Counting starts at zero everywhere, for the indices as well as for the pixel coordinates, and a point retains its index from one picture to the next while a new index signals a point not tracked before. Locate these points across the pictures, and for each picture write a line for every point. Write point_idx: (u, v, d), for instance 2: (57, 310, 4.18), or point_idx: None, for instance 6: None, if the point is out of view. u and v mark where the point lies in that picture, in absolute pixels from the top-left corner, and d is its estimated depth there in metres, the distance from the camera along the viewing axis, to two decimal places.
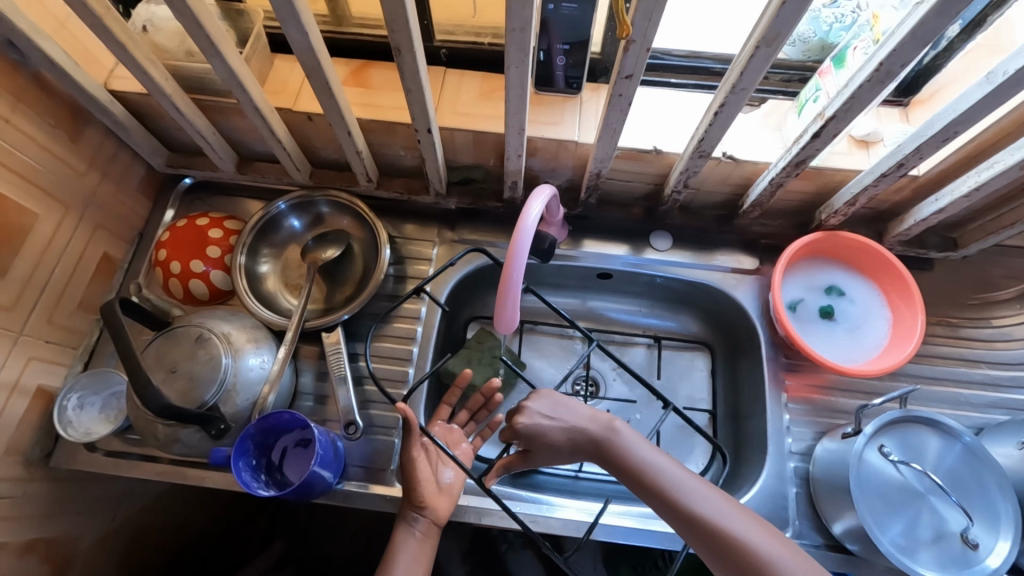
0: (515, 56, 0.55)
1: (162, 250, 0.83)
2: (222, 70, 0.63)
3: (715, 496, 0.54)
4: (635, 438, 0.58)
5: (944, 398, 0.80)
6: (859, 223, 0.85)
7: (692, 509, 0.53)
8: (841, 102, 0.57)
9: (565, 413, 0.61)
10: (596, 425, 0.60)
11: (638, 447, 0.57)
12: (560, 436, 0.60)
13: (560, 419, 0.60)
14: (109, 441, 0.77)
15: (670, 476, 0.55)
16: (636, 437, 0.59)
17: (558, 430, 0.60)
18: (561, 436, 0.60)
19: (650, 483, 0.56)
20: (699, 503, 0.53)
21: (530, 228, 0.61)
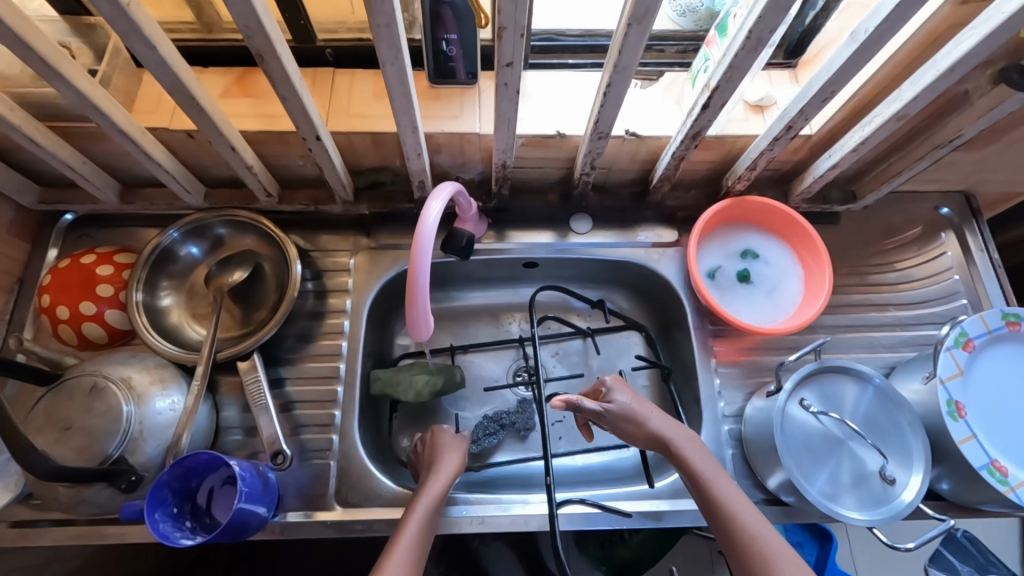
0: (388, 53, 0.52)
1: (45, 296, 0.76)
2: (71, 95, 0.57)
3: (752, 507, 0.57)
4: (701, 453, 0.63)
5: (859, 343, 0.84)
6: (766, 185, 0.87)
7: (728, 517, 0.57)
8: (723, 71, 0.57)
9: (649, 406, 0.66)
10: (672, 427, 0.65)
11: (700, 461, 0.61)
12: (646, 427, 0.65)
13: (641, 406, 0.66)
14: (12, 511, 0.71)
15: (720, 483, 0.59)
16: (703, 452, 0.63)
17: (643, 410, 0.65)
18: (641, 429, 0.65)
19: (701, 487, 0.60)
20: (734, 511, 0.57)
21: (431, 231, 0.59)
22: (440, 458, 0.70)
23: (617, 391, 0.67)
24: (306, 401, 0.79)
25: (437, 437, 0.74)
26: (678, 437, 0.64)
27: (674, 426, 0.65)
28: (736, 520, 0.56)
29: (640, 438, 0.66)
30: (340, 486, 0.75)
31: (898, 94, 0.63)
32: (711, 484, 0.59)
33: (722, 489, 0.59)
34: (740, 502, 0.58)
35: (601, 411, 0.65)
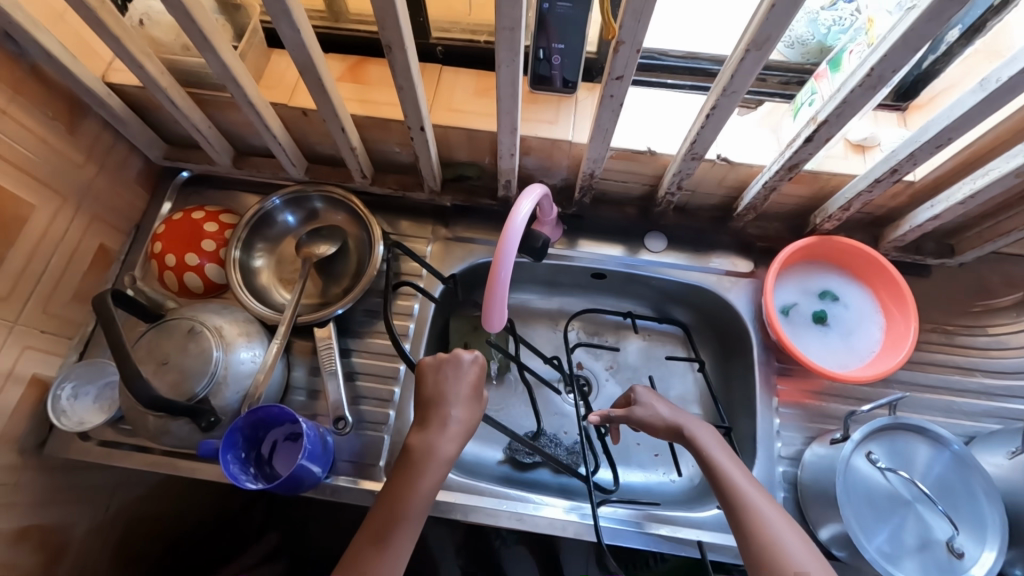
0: (506, 54, 0.55)
1: (158, 243, 0.83)
2: (217, 65, 0.63)
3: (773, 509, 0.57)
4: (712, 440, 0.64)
5: (937, 405, 0.79)
6: (855, 228, 0.84)
7: (751, 519, 0.56)
8: (834, 106, 0.57)
9: (670, 407, 0.68)
10: (695, 425, 0.65)
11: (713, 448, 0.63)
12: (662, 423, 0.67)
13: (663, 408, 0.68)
14: (101, 431, 0.78)
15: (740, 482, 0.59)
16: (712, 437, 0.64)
17: (657, 416, 0.68)
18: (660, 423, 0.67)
19: (724, 490, 0.59)
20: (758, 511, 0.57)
21: (518, 229, 0.61)
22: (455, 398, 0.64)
23: (646, 401, 0.69)
24: (369, 373, 0.84)
25: (451, 364, 0.66)
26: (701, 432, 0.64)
27: (698, 425, 0.65)
28: (758, 525, 0.56)
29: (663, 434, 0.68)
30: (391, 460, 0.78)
31: (1021, 149, 0.59)
32: (734, 484, 0.59)
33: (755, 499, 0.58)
34: (766, 504, 0.57)
35: (627, 415, 0.69)
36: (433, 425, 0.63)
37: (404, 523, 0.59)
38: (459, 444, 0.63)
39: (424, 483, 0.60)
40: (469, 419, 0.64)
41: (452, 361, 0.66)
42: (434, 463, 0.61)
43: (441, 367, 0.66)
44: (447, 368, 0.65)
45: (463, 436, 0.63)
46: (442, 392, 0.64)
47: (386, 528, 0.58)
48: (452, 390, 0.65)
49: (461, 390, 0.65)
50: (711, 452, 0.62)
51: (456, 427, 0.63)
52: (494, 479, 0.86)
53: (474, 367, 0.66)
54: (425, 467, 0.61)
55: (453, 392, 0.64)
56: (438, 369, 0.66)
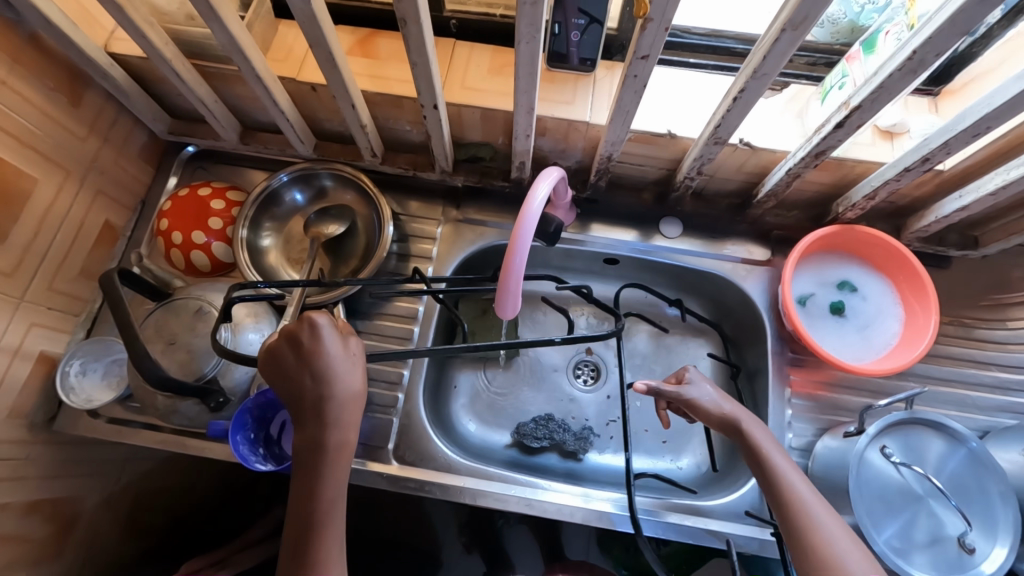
0: (527, 31, 0.52)
1: (164, 219, 0.82)
2: (223, 36, 0.61)
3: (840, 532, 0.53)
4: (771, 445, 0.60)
5: (951, 399, 0.78)
6: (877, 218, 0.82)
7: (811, 538, 0.53)
8: (869, 91, 0.54)
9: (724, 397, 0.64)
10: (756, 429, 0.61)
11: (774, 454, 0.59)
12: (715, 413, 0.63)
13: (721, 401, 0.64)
14: (110, 408, 0.78)
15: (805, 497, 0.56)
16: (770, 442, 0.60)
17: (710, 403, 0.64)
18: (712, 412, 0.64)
19: (785, 501, 0.56)
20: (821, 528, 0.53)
21: (535, 213, 0.60)
22: (324, 381, 0.57)
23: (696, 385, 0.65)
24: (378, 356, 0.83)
25: (307, 343, 0.57)
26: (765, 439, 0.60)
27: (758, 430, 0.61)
28: (824, 543, 0.53)
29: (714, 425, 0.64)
30: (399, 443, 0.78)
31: None
32: (802, 499, 0.55)
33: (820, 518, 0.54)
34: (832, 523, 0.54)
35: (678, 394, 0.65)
36: (314, 417, 0.58)
37: (324, 528, 0.56)
38: (354, 422, 0.59)
39: (330, 479, 0.57)
40: (353, 392, 0.59)
41: (307, 333, 0.57)
42: (333, 457, 0.58)
43: (289, 347, 0.58)
44: (308, 343, 0.57)
45: (353, 413, 0.59)
46: (307, 369, 0.58)
47: (308, 540, 0.56)
48: (317, 373, 0.57)
49: (334, 360, 0.57)
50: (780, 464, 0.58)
51: (343, 410, 0.58)
52: (501, 463, 0.86)
53: (333, 325, 0.59)
54: (324, 464, 0.57)
55: (324, 371, 0.57)
56: (290, 353, 0.58)
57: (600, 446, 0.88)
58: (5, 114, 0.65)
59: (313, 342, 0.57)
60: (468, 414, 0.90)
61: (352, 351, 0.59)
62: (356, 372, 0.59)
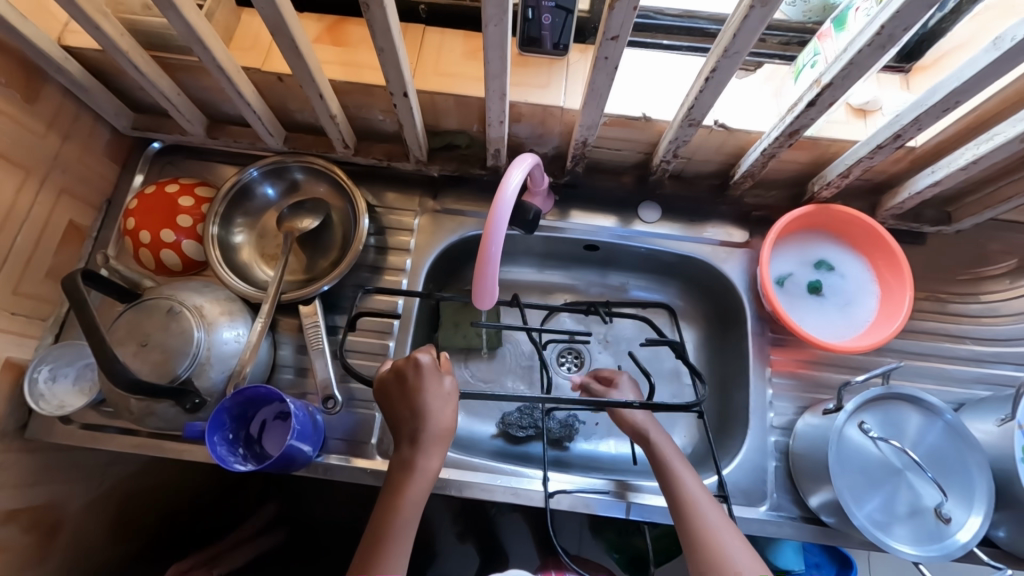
0: (494, 13, 0.51)
1: (131, 218, 0.79)
2: (180, 25, 0.58)
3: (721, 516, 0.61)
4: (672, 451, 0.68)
5: (928, 373, 0.80)
6: (854, 196, 0.83)
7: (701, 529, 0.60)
8: (839, 67, 0.54)
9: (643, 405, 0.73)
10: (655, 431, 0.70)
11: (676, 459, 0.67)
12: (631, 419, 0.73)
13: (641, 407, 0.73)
14: (84, 414, 0.76)
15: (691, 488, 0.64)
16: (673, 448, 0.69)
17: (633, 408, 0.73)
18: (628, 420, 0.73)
19: (679, 498, 0.63)
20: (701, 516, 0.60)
21: (509, 200, 0.59)
22: (420, 409, 0.63)
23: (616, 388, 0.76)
24: (358, 351, 0.82)
25: (409, 376, 0.64)
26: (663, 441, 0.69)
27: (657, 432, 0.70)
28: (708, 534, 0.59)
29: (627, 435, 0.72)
30: (383, 437, 0.78)
31: None
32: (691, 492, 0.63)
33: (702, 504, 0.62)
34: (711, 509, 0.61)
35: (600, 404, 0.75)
36: (410, 438, 0.63)
37: (395, 540, 0.58)
38: (442, 447, 0.63)
39: (410, 493, 0.60)
40: (444, 424, 0.63)
41: (411, 368, 0.64)
42: (413, 473, 0.61)
43: (395, 377, 0.65)
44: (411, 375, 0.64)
45: (442, 444, 0.63)
46: (408, 399, 0.64)
47: (375, 549, 0.58)
48: (416, 402, 0.63)
49: (431, 395, 0.63)
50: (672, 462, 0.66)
51: (434, 434, 0.62)
52: (488, 453, 0.86)
53: (433, 362, 0.66)
54: (408, 481, 0.61)
55: (422, 399, 0.63)
56: (397, 382, 0.65)
57: (586, 433, 0.88)
58: None
59: (409, 370, 0.65)
60: None
61: (446, 388, 0.64)
62: (449, 408, 0.64)
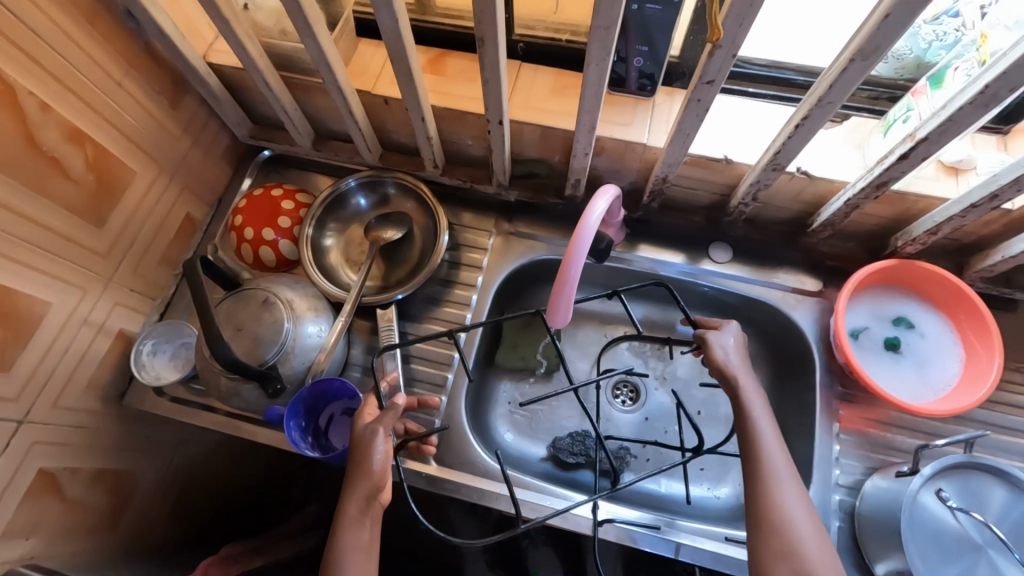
0: (598, 53, 0.55)
1: (238, 216, 0.88)
2: (314, 50, 0.66)
3: (799, 485, 0.56)
4: (731, 349, 0.65)
5: (1015, 449, 0.75)
6: (938, 255, 0.81)
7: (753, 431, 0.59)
8: (937, 124, 0.54)
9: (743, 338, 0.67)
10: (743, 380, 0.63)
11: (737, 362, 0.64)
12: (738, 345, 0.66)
13: (736, 355, 0.65)
14: (175, 388, 0.83)
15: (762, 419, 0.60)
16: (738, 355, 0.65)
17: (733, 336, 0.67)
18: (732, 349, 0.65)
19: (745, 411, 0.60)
20: (767, 456, 0.57)
21: (592, 226, 0.61)
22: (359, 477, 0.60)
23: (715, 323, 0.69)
24: (424, 358, 0.86)
25: (368, 445, 0.61)
26: (745, 372, 0.63)
27: (744, 375, 0.63)
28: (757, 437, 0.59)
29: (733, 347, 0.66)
30: (439, 444, 0.80)
31: None
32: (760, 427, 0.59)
33: (766, 441, 0.58)
34: (775, 440, 0.58)
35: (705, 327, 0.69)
36: (361, 500, 0.60)
37: None
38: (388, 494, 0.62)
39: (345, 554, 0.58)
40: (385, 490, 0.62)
41: (366, 437, 0.62)
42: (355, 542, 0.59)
43: (358, 451, 0.62)
44: (359, 457, 0.61)
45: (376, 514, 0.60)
46: (358, 461, 0.61)
47: None
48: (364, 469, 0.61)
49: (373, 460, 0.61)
50: (746, 392, 0.62)
51: (377, 506, 0.60)
52: (538, 475, 0.87)
53: (387, 419, 0.63)
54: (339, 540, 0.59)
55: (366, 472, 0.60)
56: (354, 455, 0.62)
57: (637, 468, 0.87)
58: (117, 112, 0.72)
59: (373, 437, 0.61)
60: (506, 424, 0.91)
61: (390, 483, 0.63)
62: (388, 492, 0.62)
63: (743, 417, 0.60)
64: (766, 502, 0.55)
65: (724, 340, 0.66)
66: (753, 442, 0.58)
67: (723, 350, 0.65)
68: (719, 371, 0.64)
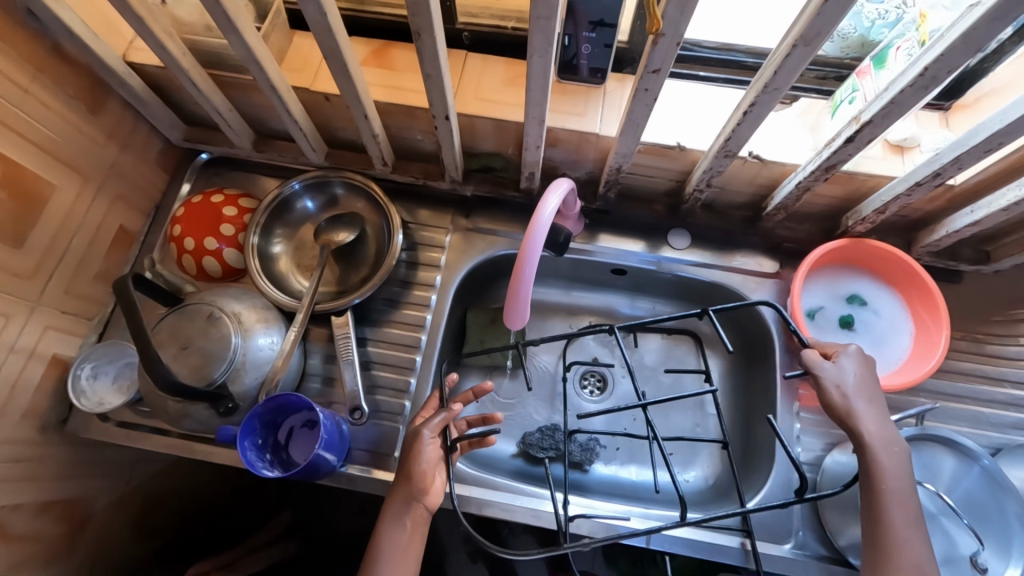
0: (540, 44, 0.53)
1: (178, 226, 0.83)
2: (240, 47, 0.62)
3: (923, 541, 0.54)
4: (860, 397, 0.60)
5: (963, 416, 0.78)
6: (888, 231, 0.82)
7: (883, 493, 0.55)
8: (880, 106, 0.54)
9: (872, 379, 0.61)
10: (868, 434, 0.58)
11: (865, 410, 0.59)
12: (861, 391, 0.60)
13: (861, 400, 0.60)
14: (120, 412, 0.79)
15: (891, 477, 0.56)
16: (871, 406, 0.59)
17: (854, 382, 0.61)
18: (861, 397, 0.59)
19: (873, 469, 0.56)
20: (892, 524, 0.54)
21: (545, 223, 0.60)
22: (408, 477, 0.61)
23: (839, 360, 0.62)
24: (386, 362, 0.83)
25: (416, 444, 0.62)
26: (867, 416, 0.58)
27: (871, 425, 0.58)
28: (891, 502, 0.55)
29: (863, 390, 0.60)
30: None
31: None
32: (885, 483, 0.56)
33: (889, 488, 0.55)
34: (900, 505, 0.55)
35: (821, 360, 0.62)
36: (405, 499, 0.61)
37: None
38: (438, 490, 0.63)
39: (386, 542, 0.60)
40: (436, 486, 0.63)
41: (415, 437, 0.63)
42: (396, 538, 0.60)
43: (407, 448, 0.63)
44: (406, 460, 0.63)
45: (422, 514, 0.61)
46: (407, 459, 0.63)
47: None
48: (415, 469, 0.62)
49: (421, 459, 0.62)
50: (871, 443, 0.57)
51: (421, 508, 0.61)
52: (508, 473, 0.86)
53: (442, 420, 0.63)
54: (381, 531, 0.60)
55: (416, 473, 0.62)
56: (403, 452, 0.63)
57: (606, 457, 0.88)
58: (28, 121, 0.66)
59: (419, 438, 0.62)
60: None
61: (439, 485, 0.64)
62: (435, 496, 0.63)
63: (865, 461, 0.57)
64: (889, 556, 0.53)
65: (839, 375, 0.61)
66: (880, 508, 0.55)
67: (840, 389, 0.60)
68: (838, 413, 0.60)
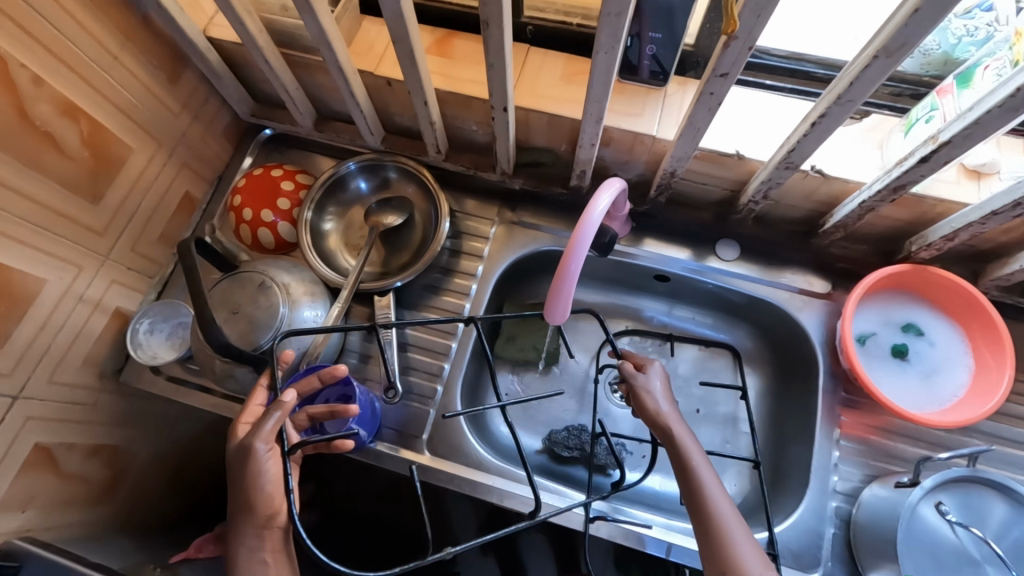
0: (607, 41, 0.53)
1: (238, 196, 0.87)
2: (314, 28, 0.64)
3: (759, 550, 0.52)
4: (659, 398, 0.63)
5: (1019, 463, 0.73)
6: (953, 260, 0.78)
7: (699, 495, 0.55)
8: (961, 126, 0.52)
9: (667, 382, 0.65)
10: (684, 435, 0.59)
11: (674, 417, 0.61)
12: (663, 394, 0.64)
13: (664, 403, 0.63)
14: (171, 367, 0.83)
15: (702, 471, 0.56)
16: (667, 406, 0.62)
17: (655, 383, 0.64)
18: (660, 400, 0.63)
19: (685, 467, 0.57)
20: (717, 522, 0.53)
21: (594, 222, 0.60)
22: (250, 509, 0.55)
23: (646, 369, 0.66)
24: (421, 346, 0.85)
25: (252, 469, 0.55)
26: (672, 417, 0.61)
27: (678, 425, 0.60)
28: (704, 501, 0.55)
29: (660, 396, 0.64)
30: (433, 435, 0.80)
31: None
32: (713, 505, 0.54)
33: (702, 476, 0.56)
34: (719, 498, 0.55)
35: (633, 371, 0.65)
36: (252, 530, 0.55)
37: None
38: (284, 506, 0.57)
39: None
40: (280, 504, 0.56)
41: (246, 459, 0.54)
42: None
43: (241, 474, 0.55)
44: (243, 486, 0.55)
45: (271, 535, 0.56)
46: (243, 487, 0.55)
47: None
48: (256, 495, 0.55)
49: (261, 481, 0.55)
50: (681, 439, 0.59)
51: (276, 529, 0.56)
52: (531, 468, 0.86)
53: (270, 429, 0.55)
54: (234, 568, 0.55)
55: (260, 498, 0.55)
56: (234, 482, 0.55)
57: (632, 464, 0.87)
58: (113, 86, 0.71)
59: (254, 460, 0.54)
60: (502, 415, 0.90)
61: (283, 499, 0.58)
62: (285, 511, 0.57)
63: (678, 455, 0.58)
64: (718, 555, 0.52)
65: (649, 384, 0.64)
66: (699, 508, 0.54)
67: (651, 396, 0.63)
68: (649, 419, 0.62)
